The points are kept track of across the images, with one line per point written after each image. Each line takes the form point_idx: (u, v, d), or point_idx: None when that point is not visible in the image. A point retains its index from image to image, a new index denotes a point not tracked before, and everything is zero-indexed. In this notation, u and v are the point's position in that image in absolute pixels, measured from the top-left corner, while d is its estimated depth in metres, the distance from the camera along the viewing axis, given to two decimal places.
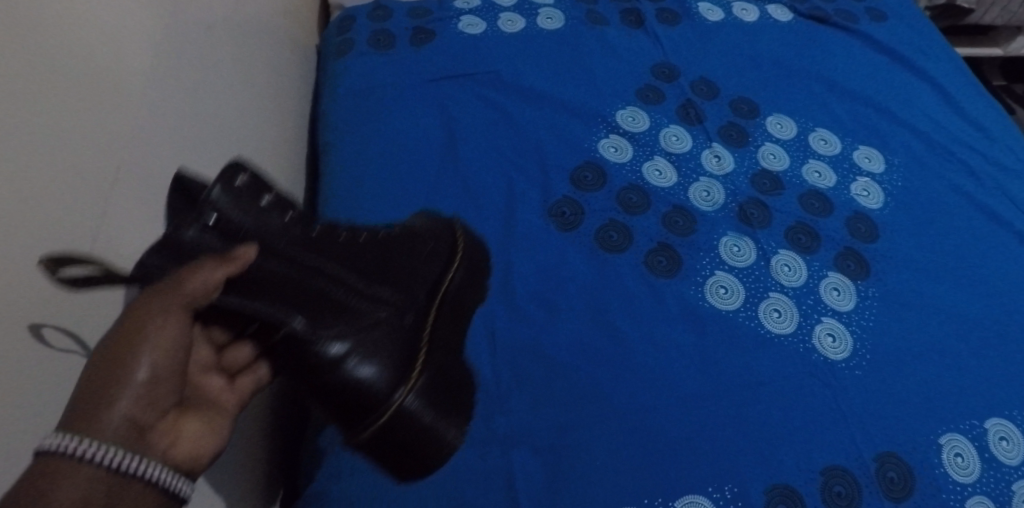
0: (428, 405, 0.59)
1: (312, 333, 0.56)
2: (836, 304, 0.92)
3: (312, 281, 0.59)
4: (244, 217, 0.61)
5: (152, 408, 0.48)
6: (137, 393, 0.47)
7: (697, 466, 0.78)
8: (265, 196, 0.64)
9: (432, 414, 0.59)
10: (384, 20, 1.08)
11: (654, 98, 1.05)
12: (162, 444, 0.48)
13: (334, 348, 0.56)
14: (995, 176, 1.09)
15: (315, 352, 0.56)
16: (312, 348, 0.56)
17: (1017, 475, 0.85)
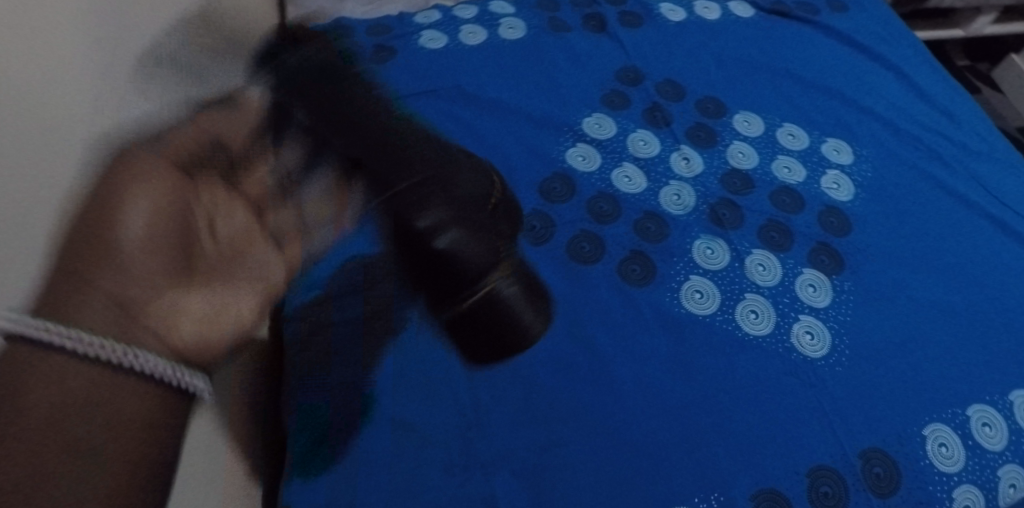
0: (521, 288, 0.61)
1: (402, 197, 0.55)
2: (813, 301, 0.91)
3: (390, 144, 0.57)
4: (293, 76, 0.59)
5: (144, 283, 0.46)
6: (131, 250, 0.47)
7: (681, 476, 0.78)
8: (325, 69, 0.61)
9: (521, 300, 0.61)
10: (343, 40, 1.06)
11: (620, 103, 1.05)
12: (161, 326, 0.46)
13: (424, 219, 0.54)
14: (963, 161, 1.09)
15: (408, 220, 0.54)
16: (404, 216, 0.54)
17: (1001, 460, 0.85)
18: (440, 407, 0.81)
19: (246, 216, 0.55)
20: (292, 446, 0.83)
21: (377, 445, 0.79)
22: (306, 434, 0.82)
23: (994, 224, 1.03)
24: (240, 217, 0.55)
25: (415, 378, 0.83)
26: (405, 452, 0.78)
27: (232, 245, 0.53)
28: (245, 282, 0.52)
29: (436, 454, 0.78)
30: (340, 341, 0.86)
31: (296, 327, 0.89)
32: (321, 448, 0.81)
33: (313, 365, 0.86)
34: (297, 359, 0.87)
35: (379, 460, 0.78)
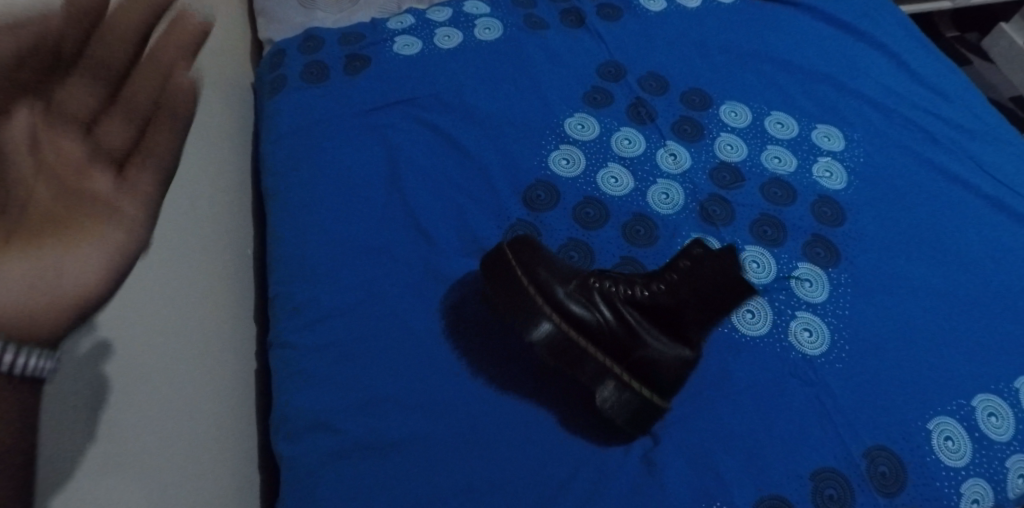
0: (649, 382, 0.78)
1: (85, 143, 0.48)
2: (809, 296, 0.89)
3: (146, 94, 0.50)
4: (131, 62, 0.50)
5: (50, 153, 0.47)
6: (32, 211, 0.46)
7: (682, 487, 0.76)
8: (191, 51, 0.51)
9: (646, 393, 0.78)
10: (315, 51, 1.03)
11: (602, 100, 1.02)
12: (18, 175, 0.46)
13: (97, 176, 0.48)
14: (956, 140, 1.06)
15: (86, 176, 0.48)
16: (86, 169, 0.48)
17: (1009, 450, 0.83)
18: (436, 424, 0.76)
19: (128, 129, 0.49)
20: (287, 480, 0.75)
21: (377, 473, 0.73)
22: (301, 464, 0.75)
23: (991, 204, 1.00)
24: (114, 130, 0.49)
25: (412, 400, 0.77)
26: (403, 475, 0.73)
27: (73, 174, 0.47)
28: (96, 215, 0.47)
29: (435, 479, 0.73)
30: (331, 364, 0.79)
31: (283, 353, 0.82)
32: (317, 480, 0.73)
33: (304, 391, 0.78)
34: (288, 386, 0.80)
35: (379, 490, 0.72)
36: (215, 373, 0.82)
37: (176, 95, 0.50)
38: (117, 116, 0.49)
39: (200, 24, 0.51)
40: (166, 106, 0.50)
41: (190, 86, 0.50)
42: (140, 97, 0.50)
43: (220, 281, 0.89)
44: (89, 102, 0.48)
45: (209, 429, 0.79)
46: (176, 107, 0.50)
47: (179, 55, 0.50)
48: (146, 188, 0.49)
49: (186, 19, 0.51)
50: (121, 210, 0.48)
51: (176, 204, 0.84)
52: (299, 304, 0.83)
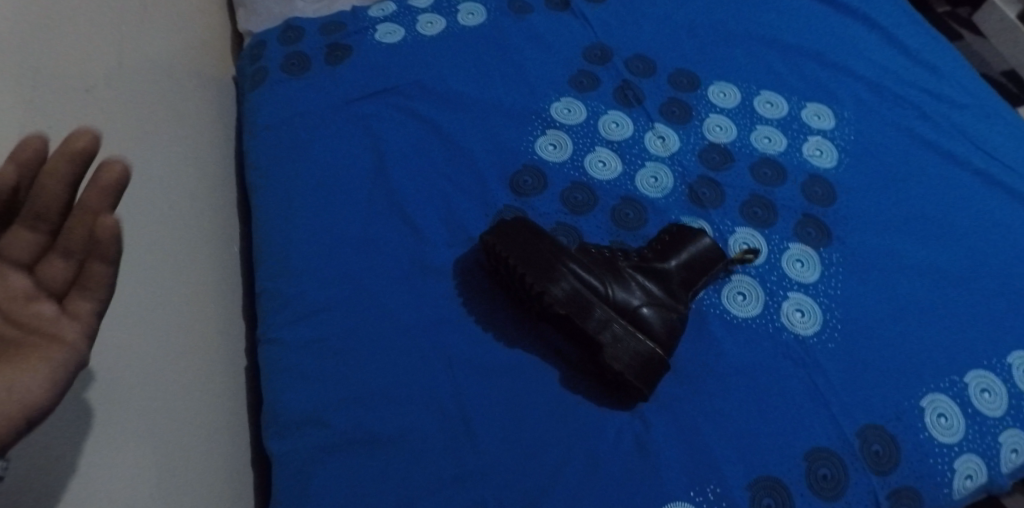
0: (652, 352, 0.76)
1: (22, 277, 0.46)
2: (800, 277, 0.88)
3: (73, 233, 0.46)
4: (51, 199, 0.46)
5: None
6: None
7: (675, 471, 0.75)
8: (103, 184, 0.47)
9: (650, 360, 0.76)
10: (297, 42, 1.02)
11: (589, 84, 1.01)
12: None
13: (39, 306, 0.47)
14: (946, 114, 1.05)
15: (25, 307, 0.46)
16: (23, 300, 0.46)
17: (1002, 426, 0.83)
18: (427, 415, 0.76)
19: (68, 268, 0.47)
20: (279, 476, 0.75)
21: (369, 466, 0.73)
22: (292, 460, 0.74)
23: (982, 179, 0.99)
24: (55, 271, 0.47)
25: (403, 392, 0.77)
26: (395, 467, 0.73)
27: (14, 309, 0.46)
28: (39, 344, 0.46)
29: (428, 470, 0.73)
30: (320, 359, 0.78)
31: (272, 349, 0.81)
32: (309, 475, 0.73)
33: (295, 387, 0.78)
34: (277, 382, 0.79)
35: (371, 483, 0.72)
36: (205, 372, 0.82)
37: (105, 243, 0.46)
38: (56, 253, 0.47)
39: (117, 173, 0.46)
40: (100, 252, 0.46)
41: (116, 229, 0.46)
42: (73, 240, 0.46)
43: (207, 278, 0.88)
44: (31, 243, 0.47)
45: (200, 429, 0.78)
46: (108, 249, 0.46)
47: (101, 203, 0.46)
48: (87, 318, 0.48)
49: (104, 169, 0.46)
50: (63, 342, 0.46)
51: (161, 201, 0.82)
52: (287, 299, 0.82)
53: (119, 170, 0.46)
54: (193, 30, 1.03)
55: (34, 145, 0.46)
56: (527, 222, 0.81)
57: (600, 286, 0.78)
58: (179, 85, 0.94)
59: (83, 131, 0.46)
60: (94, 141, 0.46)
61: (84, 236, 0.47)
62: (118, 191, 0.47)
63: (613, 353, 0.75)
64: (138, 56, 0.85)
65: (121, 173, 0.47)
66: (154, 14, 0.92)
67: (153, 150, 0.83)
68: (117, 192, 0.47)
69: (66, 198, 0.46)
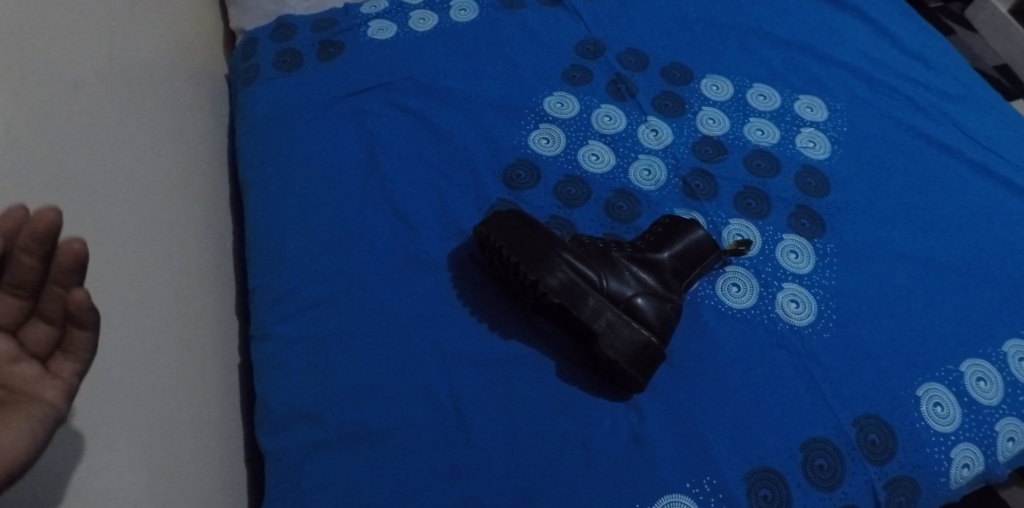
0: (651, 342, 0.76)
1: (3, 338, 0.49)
2: (795, 267, 0.88)
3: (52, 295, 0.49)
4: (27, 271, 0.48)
5: None
6: None
7: (671, 463, 0.75)
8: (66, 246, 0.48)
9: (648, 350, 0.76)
10: (288, 39, 1.01)
11: (581, 78, 1.01)
12: None
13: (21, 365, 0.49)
14: (939, 105, 1.05)
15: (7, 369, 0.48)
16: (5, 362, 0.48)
17: (999, 414, 0.83)
18: (422, 410, 0.75)
19: (49, 332, 0.50)
20: (272, 473, 0.75)
21: (364, 462, 0.73)
22: (286, 456, 0.74)
23: (977, 169, 0.99)
24: (38, 333, 0.49)
25: (398, 387, 0.76)
26: (389, 462, 0.73)
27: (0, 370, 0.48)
28: (21, 405, 0.47)
29: (423, 465, 0.73)
30: (314, 355, 0.78)
31: (265, 346, 0.81)
32: (303, 471, 0.73)
33: (288, 383, 0.77)
34: (271, 379, 0.79)
35: (366, 479, 0.72)
36: (198, 369, 0.81)
37: (80, 314, 0.49)
38: (38, 317, 0.49)
39: (78, 251, 0.48)
40: (77, 320, 0.49)
41: (87, 301, 0.49)
42: (50, 309, 0.49)
43: (200, 275, 0.87)
44: (12, 309, 0.49)
45: (193, 427, 0.77)
46: (84, 318, 0.49)
47: (68, 277, 0.49)
48: (69, 378, 0.50)
49: (63, 249, 0.48)
50: (44, 400, 0.48)
51: (153, 198, 0.82)
52: (280, 295, 0.82)
53: (77, 248, 0.49)
54: (185, 28, 1.02)
55: (17, 219, 0.49)
56: (519, 214, 0.81)
57: (593, 276, 0.78)
58: (171, 83, 0.94)
59: (46, 213, 0.47)
60: (55, 224, 0.47)
61: (60, 303, 0.49)
62: (83, 267, 0.49)
63: (608, 341, 0.75)
64: (127, 54, 0.85)
65: (82, 251, 0.49)
66: (144, 12, 0.92)
67: (143, 148, 0.83)
68: (82, 269, 0.49)
69: (40, 271, 0.48)
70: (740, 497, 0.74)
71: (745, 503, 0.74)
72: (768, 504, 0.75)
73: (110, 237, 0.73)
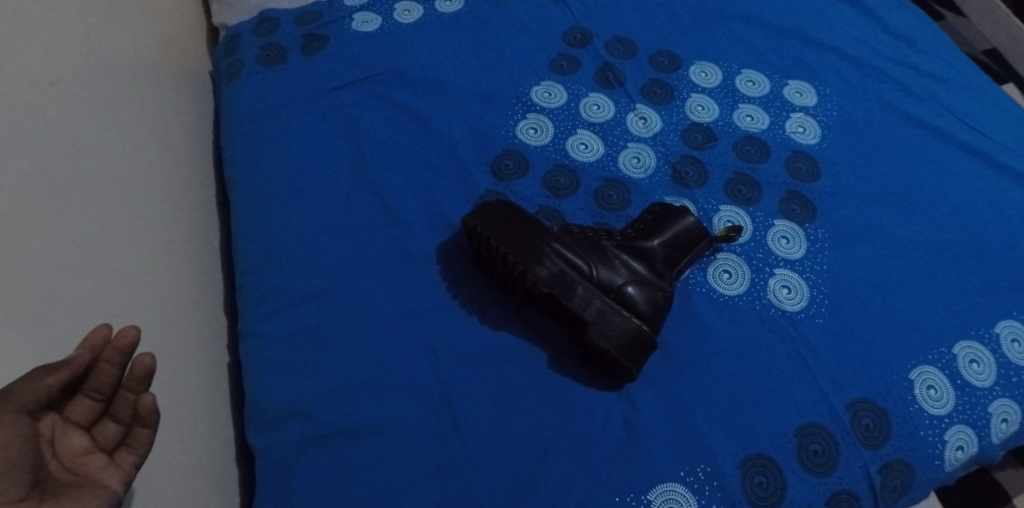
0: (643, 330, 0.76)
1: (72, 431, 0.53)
2: (786, 253, 0.88)
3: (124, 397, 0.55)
4: (108, 379, 0.54)
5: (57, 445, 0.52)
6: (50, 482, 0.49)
7: (666, 451, 0.75)
8: (143, 360, 0.55)
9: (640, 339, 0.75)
10: (272, 34, 1.00)
11: (569, 67, 1.00)
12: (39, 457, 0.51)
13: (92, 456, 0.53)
14: (928, 88, 1.05)
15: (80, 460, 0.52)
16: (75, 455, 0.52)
17: (992, 396, 0.83)
18: (414, 404, 0.75)
19: (117, 430, 0.55)
20: (263, 471, 0.74)
21: (355, 458, 0.72)
22: (276, 454, 0.74)
23: (967, 151, 0.99)
24: (108, 430, 0.55)
25: (388, 381, 0.76)
26: (381, 457, 0.72)
27: (75, 462, 0.52)
28: (95, 488, 0.51)
29: (415, 459, 0.72)
30: (303, 351, 0.77)
31: (253, 343, 0.80)
32: (294, 469, 0.72)
33: (278, 381, 0.77)
34: (259, 376, 0.78)
35: (358, 475, 0.71)
36: (186, 368, 0.80)
37: (147, 415, 0.55)
38: (108, 417, 0.55)
39: (149, 364, 0.55)
40: (142, 419, 0.55)
41: (155, 404, 0.55)
42: (121, 410, 0.55)
43: (187, 273, 0.86)
44: (88, 410, 0.54)
45: (182, 425, 0.76)
46: (150, 418, 0.55)
47: (139, 384, 0.55)
48: (128, 469, 0.54)
49: (136, 363, 0.55)
50: (108, 486, 0.52)
51: (136, 196, 0.81)
52: (268, 291, 0.81)
53: (147, 361, 0.55)
54: (167, 24, 1.01)
55: (102, 335, 0.54)
56: (507, 204, 0.80)
57: (582, 265, 0.77)
58: (153, 79, 0.92)
59: (128, 331, 0.54)
60: (135, 340, 0.54)
61: (129, 406, 0.55)
62: (150, 377, 0.56)
63: (598, 330, 0.74)
64: (108, 49, 0.84)
65: (151, 364, 0.56)
66: (124, 8, 0.91)
67: (126, 145, 0.82)
68: (149, 378, 0.56)
69: (116, 379, 0.54)
70: (735, 485, 0.74)
71: (740, 490, 0.74)
72: (763, 491, 0.75)
73: (91, 236, 0.72)
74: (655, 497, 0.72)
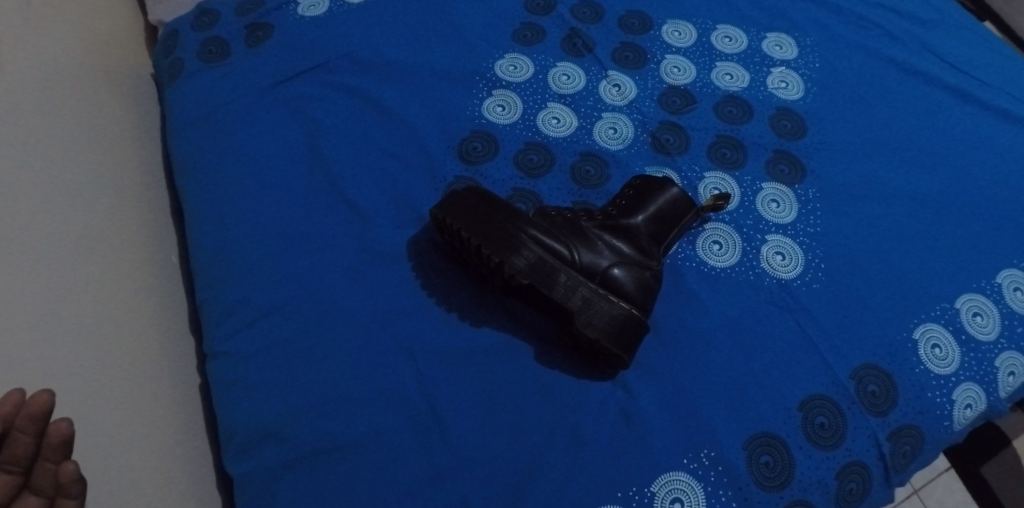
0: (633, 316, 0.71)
1: None
2: (777, 218, 0.84)
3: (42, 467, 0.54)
4: (20, 451, 0.54)
5: None
6: None
7: (666, 439, 0.71)
8: (59, 425, 0.54)
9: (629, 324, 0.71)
10: (211, 26, 0.93)
11: (534, 37, 0.94)
12: None
13: None
14: (911, 31, 1.00)
15: None
16: None
17: (998, 349, 0.79)
18: (396, 410, 0.70)
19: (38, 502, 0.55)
20: (241, 499, 0.69)
21: (338, 477, 0.68)
22: (253, 481, 0.69)
23: (954, 94, 0.95)
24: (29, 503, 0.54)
25: (366, 391, 0.71)
26: (365, 471, 0.68)
27: None
28: None
29: (401, 470, 0.68)
30: (272, 367, 0.72)
31: (219, 362, 0.75)
32: (274, 495, 0.68)
33: (248, 401, 0.72)
34: (229, 398, 0.73)
35: (342, 493, 0.67)
36: (150, 394, 0.75)
37: (69, 483, 0.54)
38: (29, 490, 0.55)
39: (66, 430, 0.55)
40: (65, 489, 0.54)
41: (76, 471, 0.54)
42: (43, 481, 0.55)
43: (145, 290, 0.80)
44: (6, 485, 0.54)
45: (152, 453, 0.72)
46: (73, 487, 0.55)
47: (57, 452, 0.54)
48: None
49: (53, 429, 0.54)
50: None
51: (77, 215, 0.76)
52: (231, 303, 0.76)
53: (65, 427, 0.55)
54: (96, 25, 0.94)
55: (15, 403, 0.54)
56: (477, 191, 0.75)
57: (563, 251, 0.72)
58: (86, 87, 0.86)
59: (40, 396, 0.54)
60: (47, 406, 0.54)
61: (50, 478, 0.55)
62: (69, 444, 0.55)
63: (585, 320, 0.70)
64: (15, 65, 0.77)
65: (69, 430, 0.55)
66: (39, 16, 0.84)
67: (51, 164, 0.75)
68: (68, 446, 0.55)
69: (32, 449, 0.54)
70: (740, 468, 0.70)
71: (747, 473, 0.70)
72: (770, 471, 0.71)
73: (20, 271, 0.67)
74: (658, 488, 0.69)
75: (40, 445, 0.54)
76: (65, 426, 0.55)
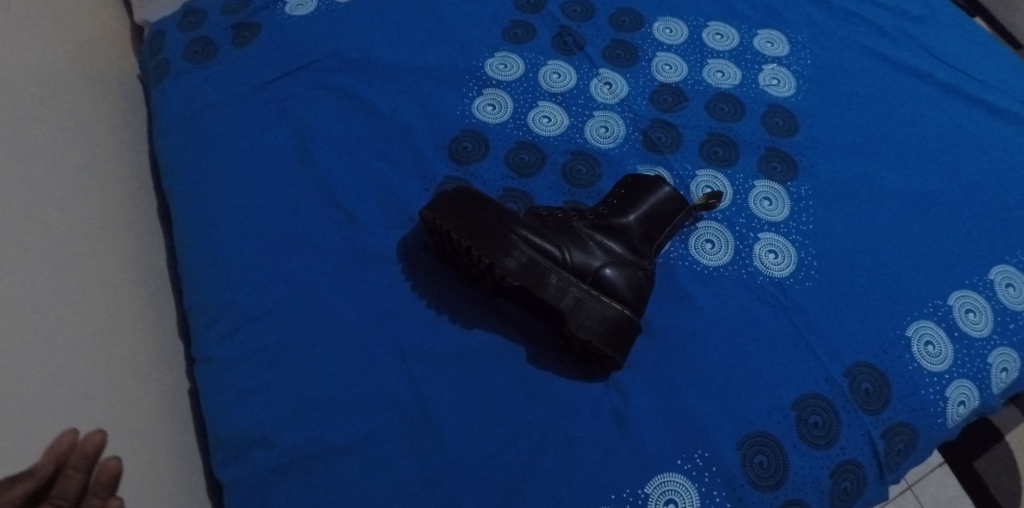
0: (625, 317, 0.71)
1: None
2: (770, 215, 0.83)
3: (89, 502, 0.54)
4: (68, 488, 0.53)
5: None
6: None
7: (660, 439, 0.71)
8: (110, 464, 0.54)
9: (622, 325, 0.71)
10: (198, 26, 0.92)
11: (524, 35, 0.93)
12: None
13: None
14: (903, 27, 1.00)
15: None
16: None
17: (991, 346, 0.79)
18: (389, 413, 0.70)
19: None
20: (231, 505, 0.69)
21: (330, 482, 0.67)
22: (243, 487, 0.68)
23: (946, 91, 0.94)
24: None
25: (358, 394, 0.71)
26: (357, 476, 0.67)
27: None
28: None
29: (394, 474, 0.68)
30: (262, 371, 0.72)
31: (207, 366, 0.74)
32: (265, 500, 0.67)
33: (238, 405, 0.71)
34: (218, 402, 0.72)
35: (334, 497, 0.67)
36: (139, 399, 0.74)
37: None
38: None
39: (115, 468, 0.55)
40: None
41: None
42: None
43: (133, 294, 0.79)
44: None
45: (141, 458, 0.71)
46: None
47: (105, 489, 0.54)
48: None
49: (104, 467, 0.54)
50: None
51: (64, 218, 0.75)
52: (219, 307, 0.75)
53: (114, 464, 0.55)
54: (81, 25, 0.92)
55: (68, 441, 0.53)
56: (467, 191, 0.74)
57: (554, 252, 0.72)
58: (71, 88, 0.85)
59: (94, 436, 0.53)
60: (101, 445, 0.54)
61: None
62: (116, 482, 0.55)
63: (577, 321, 0.70)
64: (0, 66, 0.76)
65: (117, 467, 0.55)
66: (24, 18, 0.83)
67: (38, 166, 0.74)
68: (115, 483, 0.55)
69: (81, 486, 0.53)
70: (734, 468, 0.70)
71: (741, 473, 0.70)
72: (764, 471, 0.71)
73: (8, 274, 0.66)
74: (652, 489, 0.68)
75: (88, 483, 0.54)
76: (114, 464, 0.55)
